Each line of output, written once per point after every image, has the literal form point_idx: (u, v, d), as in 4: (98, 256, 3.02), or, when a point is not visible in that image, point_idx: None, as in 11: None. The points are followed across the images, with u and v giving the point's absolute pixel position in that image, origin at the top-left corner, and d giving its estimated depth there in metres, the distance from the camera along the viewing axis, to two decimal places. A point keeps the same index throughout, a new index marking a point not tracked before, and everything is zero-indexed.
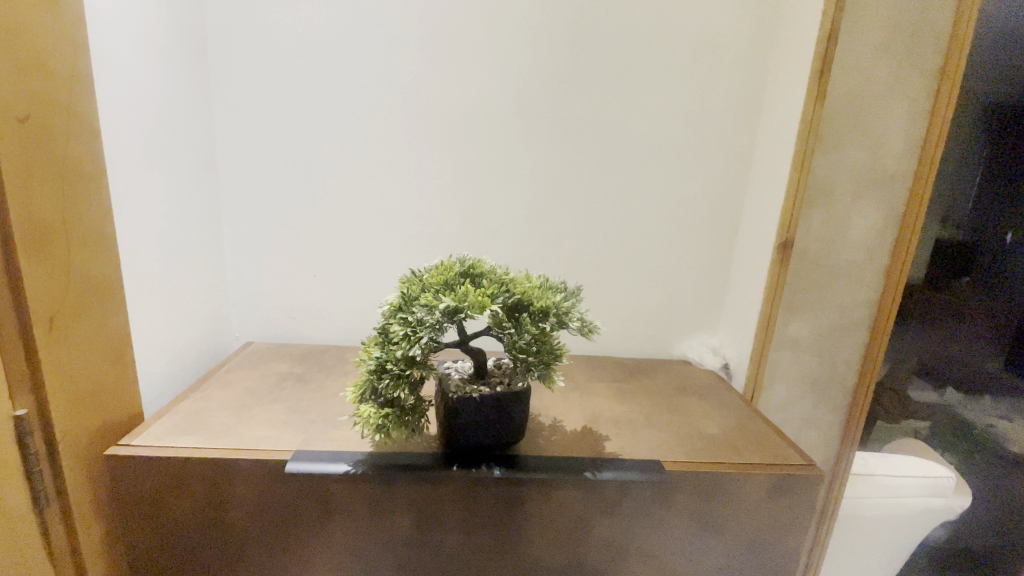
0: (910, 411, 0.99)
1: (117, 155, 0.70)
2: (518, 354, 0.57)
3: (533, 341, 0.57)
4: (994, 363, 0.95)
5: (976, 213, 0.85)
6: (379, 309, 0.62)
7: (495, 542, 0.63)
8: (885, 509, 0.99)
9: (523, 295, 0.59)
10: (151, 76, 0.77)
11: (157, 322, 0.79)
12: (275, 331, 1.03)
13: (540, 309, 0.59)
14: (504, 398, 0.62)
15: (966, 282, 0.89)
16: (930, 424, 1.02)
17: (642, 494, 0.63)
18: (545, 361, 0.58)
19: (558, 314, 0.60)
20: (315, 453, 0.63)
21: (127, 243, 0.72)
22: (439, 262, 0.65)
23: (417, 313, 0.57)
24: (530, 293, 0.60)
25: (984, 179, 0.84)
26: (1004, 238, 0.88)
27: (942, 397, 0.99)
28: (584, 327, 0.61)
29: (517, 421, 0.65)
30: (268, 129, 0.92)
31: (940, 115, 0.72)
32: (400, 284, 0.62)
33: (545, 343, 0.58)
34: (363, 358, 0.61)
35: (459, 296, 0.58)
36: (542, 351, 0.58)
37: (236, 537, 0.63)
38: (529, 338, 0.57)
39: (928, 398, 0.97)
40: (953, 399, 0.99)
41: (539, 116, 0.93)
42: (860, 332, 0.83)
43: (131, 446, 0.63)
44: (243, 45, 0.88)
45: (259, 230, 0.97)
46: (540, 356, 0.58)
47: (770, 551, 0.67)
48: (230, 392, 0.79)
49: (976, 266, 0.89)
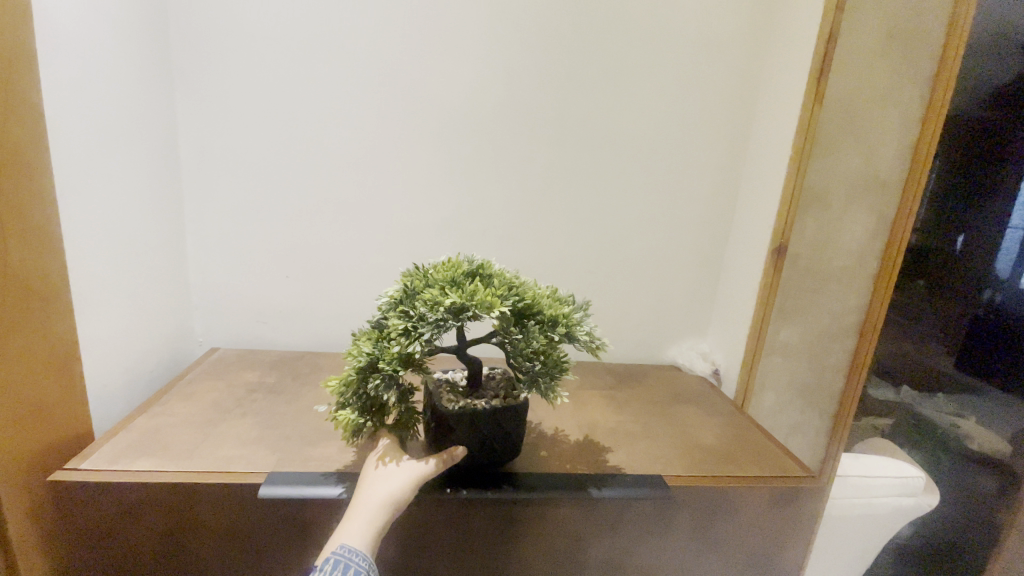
0: (868, 409, 0.96)
1: (65, 141, 0.62)
2: (524, 360, 0.55)
3: (539, 351, 0.54)
4: (944, 360, 0.95)
5: (939, 213, 0.86)
6: (377, 301, 0.58)
7: (488, 564, 0.59)
8: (856, 510, 0.92)
9: (531, 302, 0.56)
10: (101, 54, 0.69)
11: (110, 328, 0.72)
12: (242, 336, 0.96)
13: (549, 319, 0.56)
14: (500, 413, 0.58)
15: (932, 289, 0.90)
16: (892, 422, 1.00)
17: (644, 511, 0.60)
18: (550, 374, 0.55)
19: (567, 326, 0.56)
20: (293, 475, 0.58)
21: (76, 238, 0.64)
22: (446, 259, 0.61)
23: (419, 308, 0.53)
24: (540, 301, 0.56)
25: (947, 181, 0.84)
26: (954, 241, 0.88)
27: (897, 394, 0.98)
28: (591, 344, 0.57)
29: (514, 437, 0.61)
30: (237, 119, 0.85)
31: (935, 107, 0.63)
32: (403, 276, 0.58)
33: (552, 356, 0.55)
34: (350, 351, 0.55)
35: (465, 294, 0.53)
36: (548, 364, 0.55)
37: (207, 565, 0.57)
38: (537, 348, 0.54)
39: (882, 395, 0.96)
40: (907, 397, 0.98)
41: (528, 113, 0.90)
42: (848, 340, 0.74)
43: (83, 470, 0.56)
44: (211, 25, 0.81)
45: (224, 227, 0.90)
46: (546, 368, 0.55)
47: (767, 561, 0.66)
48: (195, 406, 0.73)
49: (942, 271, 0.90)
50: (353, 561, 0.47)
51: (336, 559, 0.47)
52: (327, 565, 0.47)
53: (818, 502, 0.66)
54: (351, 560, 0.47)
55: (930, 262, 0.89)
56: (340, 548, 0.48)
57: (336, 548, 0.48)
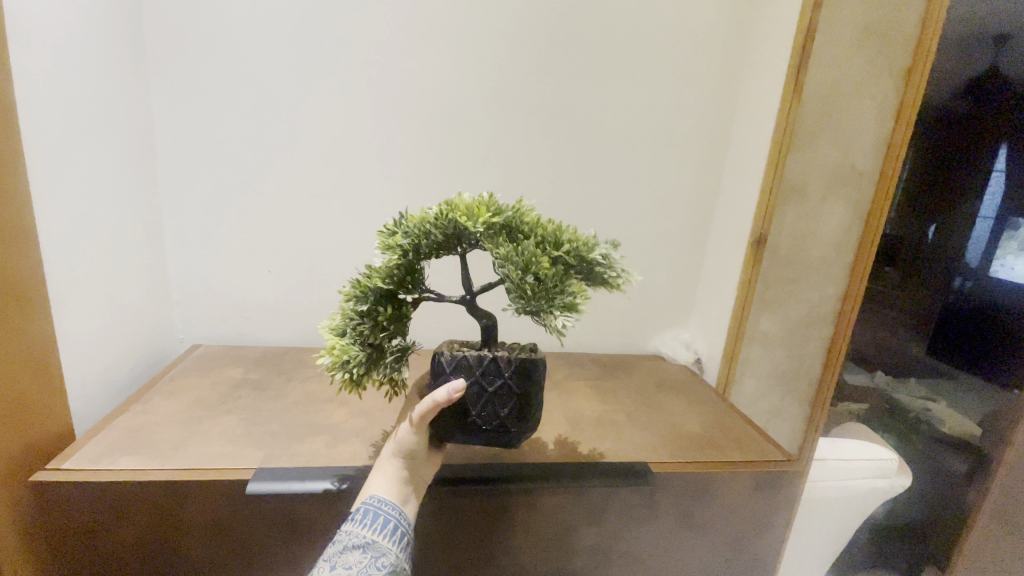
0: (846, 395, 1.00)
1: (36, 138, 0.60)
2: (519, 267, 0.47)
3: (534, 258, 0.48)
4: (918, 347, 0.99)
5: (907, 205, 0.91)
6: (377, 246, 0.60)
7: (480, 555, 0.61)
8: (833, 493, 0.93)
9: (527, 219, 0.54)
10: (70, 41, 0.66)
11: (89, 326, 0.71)
12: (225, 332, 0.96)
13: (545, 238, 0.53)
14: (505, 365, 0.53)
15: (894, 271, 0.94)
16: (867, 408, 1.05)
17: (630, 499, 0.62)
18: (550, 283, 0.46)
19: (569, 246, 0.53)
20: (280, 470, 0.58)
21: (51, 234, 0.63)
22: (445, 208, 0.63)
23: (403, 221, 0.54)
24: (537, 221, 0.54)
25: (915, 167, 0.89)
26: (927, 231, 0.92)
27: (873, 379, 1.03)
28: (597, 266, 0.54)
29: (528, 401, 0.54)
30: (216, 111, 0.83)
31: (908, 102, 0.63)
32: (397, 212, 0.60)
33: (551, 274, 0.47)
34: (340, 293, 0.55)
35: (449, 207, 0.53)
36: (549, 278, 0.47)
37: (196, 562, 0.57)
38: (530, 254, 0.48)
39: (859, 380, 1.01)
40: (882, 382, 1.04)
41: (513, 105, 0.90)
42: (825, 327, 0.76)
43: (64, 470, 0.56)
44: (188, 16, 0.79)
45: (205, 222, 0.89)
46: (544, 276, 0.46)
47: (749, 544, 0.68)
48: (178, 403, 0.72)
49: (904, 256, 0.94)
50: (381, 511, 0.49)
51: (366, 509, 0.49)
52: (359, 514, 0.49)
53: (797, 484, 0.69)
54: (380, 509, 0.50)
55: (906, 254, 0.94)
56: (368, 498, 0.50)
57: (367, 499, 0.51)
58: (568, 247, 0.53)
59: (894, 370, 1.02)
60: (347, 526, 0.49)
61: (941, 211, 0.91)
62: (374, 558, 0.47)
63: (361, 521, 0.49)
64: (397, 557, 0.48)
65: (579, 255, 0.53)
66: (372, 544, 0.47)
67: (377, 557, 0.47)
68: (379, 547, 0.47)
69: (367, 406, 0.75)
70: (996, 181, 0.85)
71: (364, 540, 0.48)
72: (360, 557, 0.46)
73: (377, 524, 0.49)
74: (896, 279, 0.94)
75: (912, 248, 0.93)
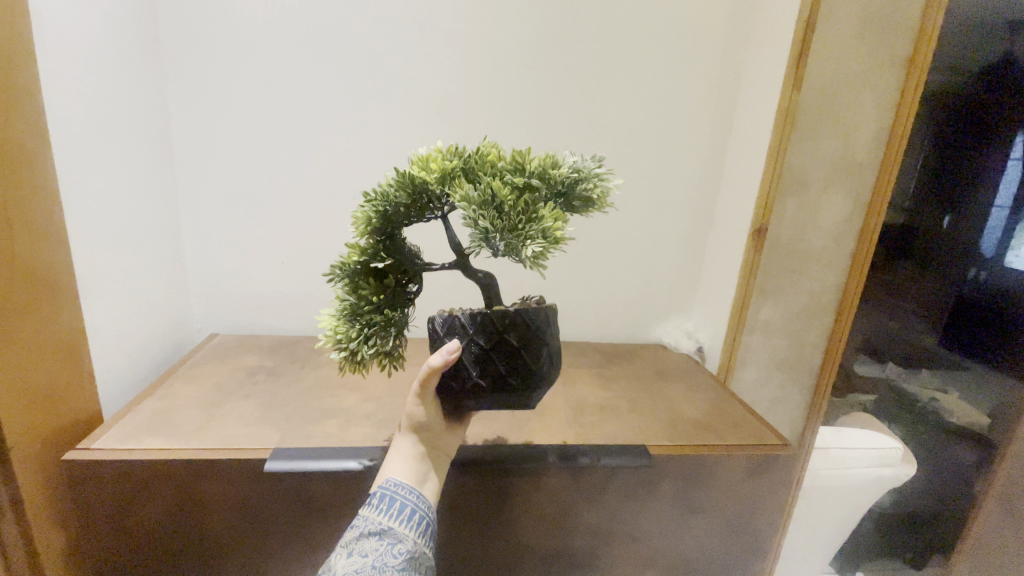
0: (854, 385, 1.06)
1: (62, 134, 0.63)
2: (479, 207, 0.45)
3: (495, 195, 0.46)
4: (929, 338, 1.00)
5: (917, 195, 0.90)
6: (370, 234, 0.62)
7: (487, 533, 0.63)
8: (836, 480, 0.94)
9: (485, 157, 0.52)
10: (91, 42, 0.69)
11: (113, 315, 0.74)
12: (241, 322, 0.99)
13: (509, 168, 0.51)
14: (498, 321, 0.51)
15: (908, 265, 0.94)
16: (874, 399, 1.08)
17: (629, 479, 0.64)
18: (518, 214, 0.45)
19: (536, 171, 0.51)
20: (294, 450, 0.61)
21: (76, 225, 0.66)
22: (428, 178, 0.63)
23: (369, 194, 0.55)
24: (496, 154, 0.52)
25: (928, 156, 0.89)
26: (943, 221, 0.91)
27: (883, 370, 1.05)
28: (571, 184, 0.53)
29: (529, 355, 0.52)
30: (229, 109, 0.86)
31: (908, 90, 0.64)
32: None
33: (510, 204, 0.45)
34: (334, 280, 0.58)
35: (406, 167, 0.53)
36: (516, 210, 0.45)
37: (218, 537, 0.61)
38: (490, 190, 0.46)
39: (867, 370, 1.05)
40: (893, 372, 1.05)
41: (517, 99, 0.91)
42: (826, 316, 0.77)
43: (94, 449, 0.59)
44: (202, 17, 0.82)
45: (219, 216, 0.92)
46: (508, 210, 0.45)
47: (746, 525, 0.70)
48: (198, 388, 0.75)
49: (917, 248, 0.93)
50: (396, 496, 0.51)
51: (382, 494, 0.52)
52: (376, 499, 0.51)
53: (794, 468, 0.70)
54: (396, 495, 0.52)
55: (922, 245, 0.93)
56: (385, 482, 0.52)
57: (384, 484, 0.53)
58: (535, 172, 0.51)
59: (905, 360, 1.03)
60: (365, 512, 0.51)
61: (955, 204, 0.90)
62: (389, 546, 0.49)
63: (378, 507, 0.51)
64: (413, 545, 0.50)
65: (549, 177, 0.52)
66: (388, 531, 0.49)
67: (394, 544, 0.49)
68: (395, 533, 0.49)
69: (377, 391, 0.78)
70: (1013, 170, 0.84)
71: (381, 527, 0.50)
72: (376, 544, 0.48)
73: (393, 511, 0.51)
74: (907, 272, 0.95)
75: (929, 240, 0.92)
